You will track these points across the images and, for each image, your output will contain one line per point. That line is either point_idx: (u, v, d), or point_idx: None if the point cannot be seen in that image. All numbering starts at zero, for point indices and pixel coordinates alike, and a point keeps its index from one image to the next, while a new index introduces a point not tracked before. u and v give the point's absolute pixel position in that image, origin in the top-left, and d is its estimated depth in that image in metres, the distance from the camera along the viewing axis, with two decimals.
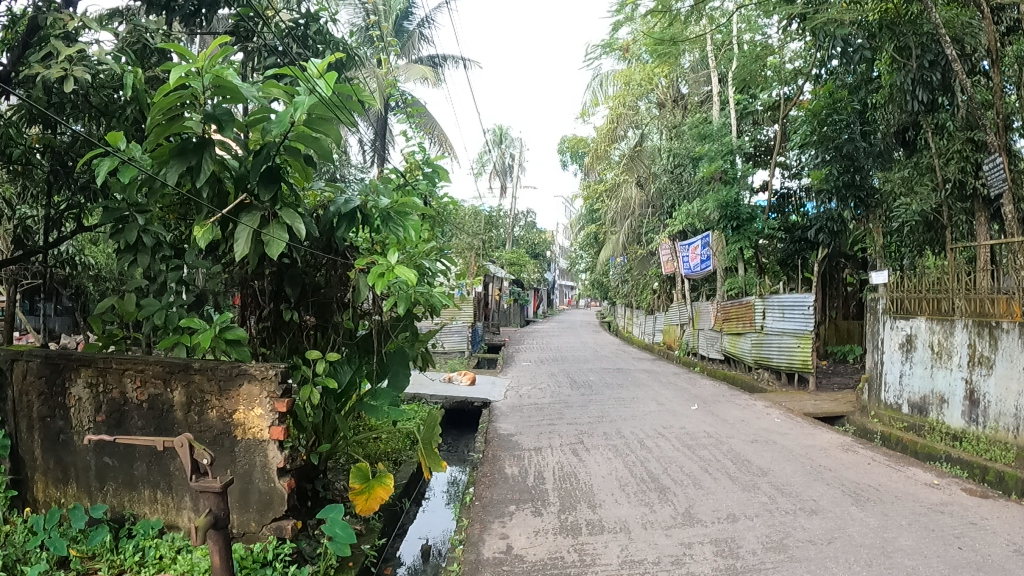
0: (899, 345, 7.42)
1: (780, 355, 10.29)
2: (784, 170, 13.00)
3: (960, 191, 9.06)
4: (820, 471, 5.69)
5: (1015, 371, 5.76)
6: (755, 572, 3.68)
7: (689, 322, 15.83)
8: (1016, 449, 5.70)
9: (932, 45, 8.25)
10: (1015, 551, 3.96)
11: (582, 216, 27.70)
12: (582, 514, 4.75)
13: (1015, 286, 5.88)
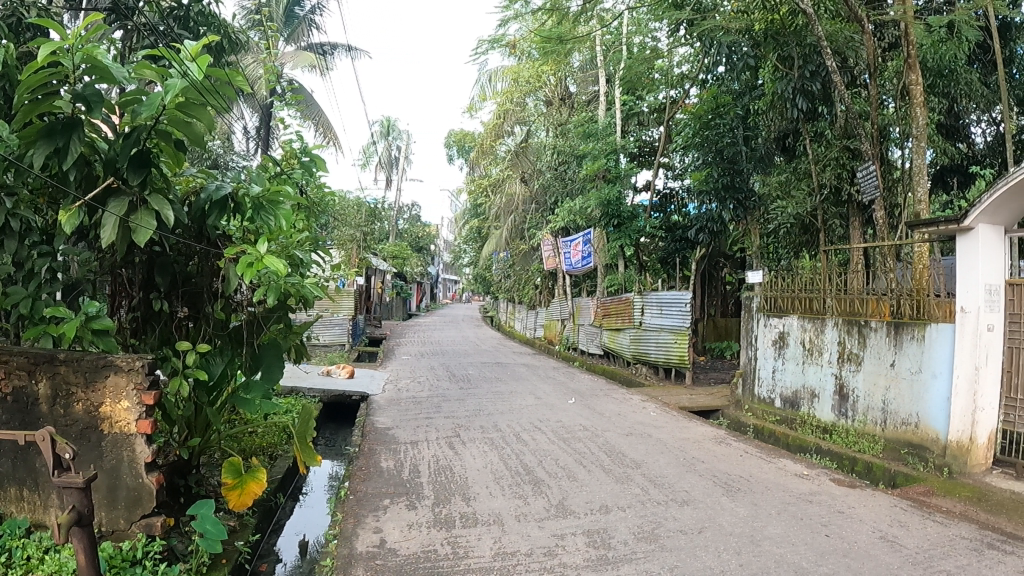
0: (772, 342, 7.71)
1: (657, 351, 10.57)
2: (667, 171, 13.32)
3: (835, 197, 9.58)
4: (693, 463, 5.86)
5: (883, 367, 6.07)
6: (625, 562, 3.77)
7: (570, 317, 16.05)
8: (883, 442, 6.01)
9: (814, 57, 8.50)
10: (880, 538, 4.15)
11: (467, 211, 27.73)
12: (455, 506, 4.78)
13: (886, 288, 6.15)
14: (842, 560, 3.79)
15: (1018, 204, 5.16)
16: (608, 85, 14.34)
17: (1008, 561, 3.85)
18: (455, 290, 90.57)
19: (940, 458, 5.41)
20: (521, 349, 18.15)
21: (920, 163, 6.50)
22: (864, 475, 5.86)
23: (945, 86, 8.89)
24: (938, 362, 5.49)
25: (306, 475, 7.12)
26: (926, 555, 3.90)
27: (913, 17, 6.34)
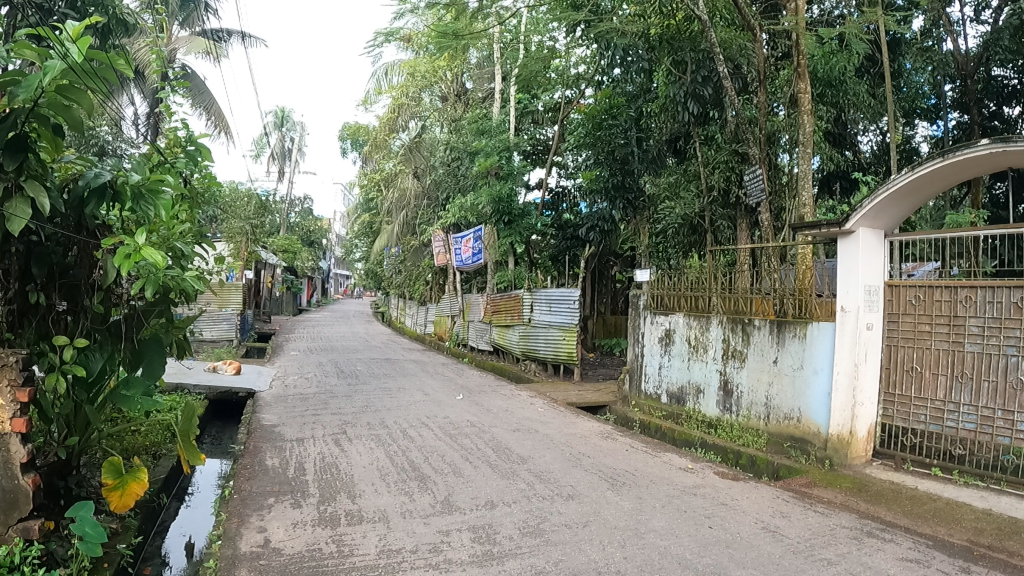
0: (658, 340, 7.89)
1: (546, 347, 10.69)
2: (561, 170, 13.57)
3: (724, 199, 9.53)
4: (579, 458, 5.95)
5: (766, 364, 6.29)
6: (510, 557, 3.77)
7: (460, 314, 16.07)
8: (766, 435, 6.22)
9: (707, 62, 8.62)
10: (762, 529, 4.24)
11: (358, 205, 27.35)
12: (341, 505, 4.71)
13: (770, 288, 6.36)
14: (725, 550, 3.82)
15: (896, 209, 5.41)
16: (503, 82, 14.35)
17: (886, 548, 3.99)
18: (347, 285, 89.43)
19: (822, 451, 5.63)
20: (412, 345, 18.06)
21: (805, 168, 6.75)
22: (748, 468, 6.06)
23: (833, 95, 9.24)
24: (819, 359, 5.73)
25: (191, 475, 6.91)
26: (807, 544, 3.99)
27: (806, 26, 6.60)
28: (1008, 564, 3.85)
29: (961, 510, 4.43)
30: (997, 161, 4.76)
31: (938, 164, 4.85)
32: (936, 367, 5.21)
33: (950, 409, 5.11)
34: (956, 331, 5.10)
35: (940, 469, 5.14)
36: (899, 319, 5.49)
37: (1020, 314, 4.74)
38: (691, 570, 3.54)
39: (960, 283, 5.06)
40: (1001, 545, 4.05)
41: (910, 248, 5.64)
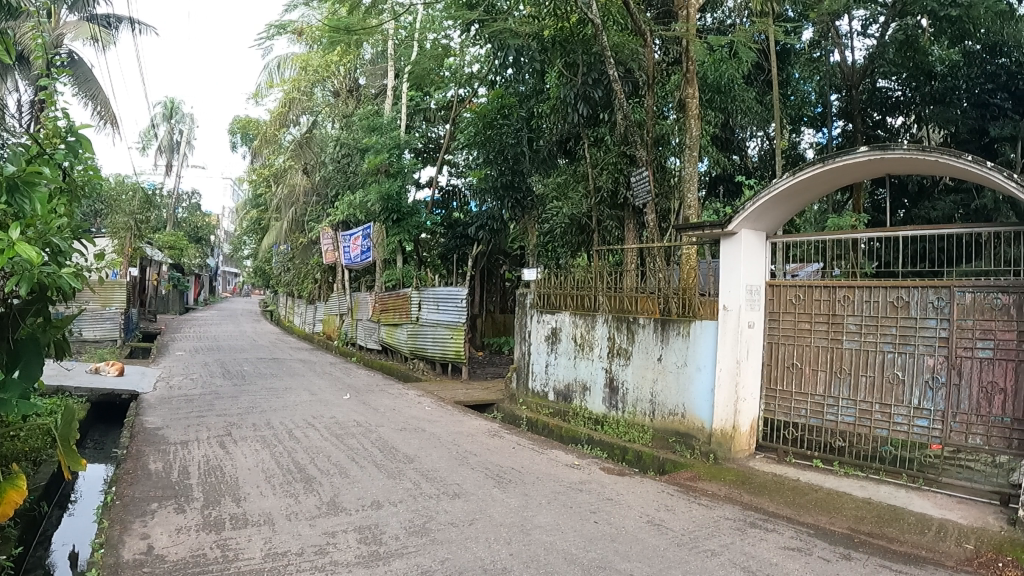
0: (545, 338, 7.97)
1: (433, 346, 10.67)
2: (451, 168, 13.69)
3: (612, 201, 9.73)
4: (465, 456, 5.96)
5: (650, 361, 6.43)
6: (397, 556, 3.73)
7: (348, 313, 15.87)
8: (652, 431, 6.35)
9: (597, 66, 8.82)
10: (648, 522, 4.31)
11: (247, 200, 26.67)
12: (225, 508, 4.59)
13: (655, 288, 6.48)
14: (610, 544, 3.86)
15: (776, 211, 5.57)
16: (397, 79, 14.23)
17: (768, 538, 4.11)
18: (236, 284, 87.17)
19: (706, 445, 5.79)
20: (300, 344, 17.74)
21: (691, 171, 6.94)
22: (634, 463, 6.18)
23: (722, 101, 9.48)
24: (702, 356, 5.89)
25: (74, 481, 6.62)
26: (691, 536, 4.08)
27: (695, 33, 6.74)
28: (884, 549, 4.04)
29: (841, 499, 4.61)
30: (872, 167, 4.93)
31: (817, 169, 4.98)
32: (816, 363, 5.43)
33: (829, 403, 5.33)
34: (834, 328, 5.32)
35: (822, 461, 5.37)
36: (780, 317, 5.71)
37: (896, 312, 4.99)
38: (577, 564, 3.56)
39: (839, 283, 5.30)
40: (881, 532, 4.25)
41: (792, 249, 5.85)
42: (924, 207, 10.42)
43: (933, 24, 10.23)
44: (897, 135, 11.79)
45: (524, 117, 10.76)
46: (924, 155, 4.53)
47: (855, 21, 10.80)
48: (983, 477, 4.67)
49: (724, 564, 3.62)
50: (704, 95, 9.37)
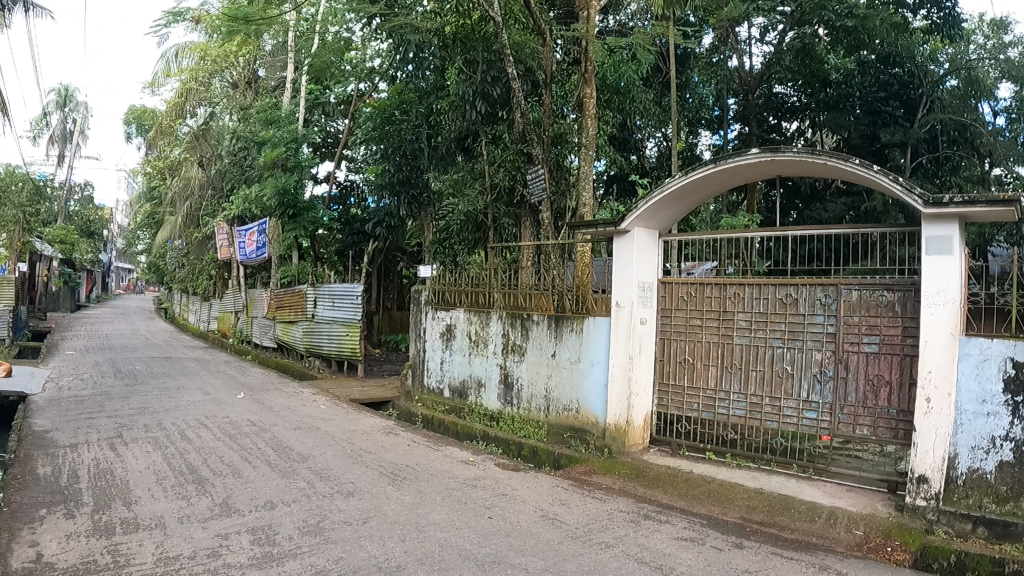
0: (439, 335, 7.92)
1: (329, 343, 10.55)
2: (349, 163, 14.05)
3: (508, 198, 9.34)
4: (360, 455, 5.91)
5: (544, 357, 6.48)
6: (292, 557, 3.67)
7: (243, 310, 15.53)
8: (547, 427, 6.41)
9: (497, 63, 8.58)
10: (542, 517, 4.36)
11: (141, 193, 25.73)
12: (116, 512, 4.43)
13: (549, 285, 6.53)
14: (505, 540, 3.88)
15: (668, 210, 5.69)
16: (296, 71, 14.01)
17: (662, 529, 4.21)
18: (131, 280, 84.25)
19: (601, 440, 5.87)
20: (195, 342, 17.27)
21: (587, 169, 7.04)
22: (529, 459, 6.21)
23: (621, 102, 9.57)
24: (596, 352, 5.98)
25: None
26: (586, 529, 4.14)
27: (595, 34, 6.82)
28: (776, 537, 4.18)
29: (733, 490, 4.75)
30: (760, 169, 5.08)
31: (708, 170, 5.09)
32: (707, 359, 5.58)
33: (721, 397, 5.48)
34: (725, 324, 5.48)
35: (714, 453, 5.53)
36: (672, 314, 5.85)
37: (785, 309, 5.16)
38: (473, 559, 3.57)
39: (730, 281, 5.45)
40: (772, 520, 4.38)
41: (685, 248, 6.00)
42: (816, 208, 10.83)
43: (830, 34, 10.66)
44: (792, 139, 12.17)
45: (423, 114, 10.65)
46: (812, 157, 4.68)
47: (754, 28, 11.07)
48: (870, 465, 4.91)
49: (618, 556, 3.69)
50: (603, 96, 9.38)
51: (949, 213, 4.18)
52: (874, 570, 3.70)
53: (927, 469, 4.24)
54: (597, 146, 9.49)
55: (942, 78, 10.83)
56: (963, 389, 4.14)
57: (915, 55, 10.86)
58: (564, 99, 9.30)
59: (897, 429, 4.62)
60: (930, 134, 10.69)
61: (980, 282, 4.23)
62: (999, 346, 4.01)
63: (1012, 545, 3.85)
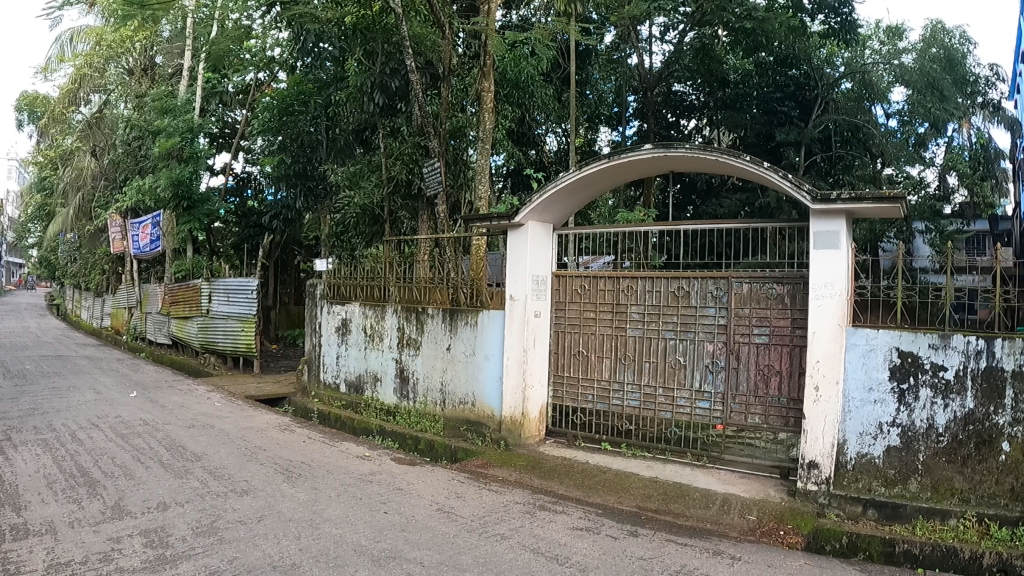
0: (335, 329, 7.71)
1: (224, 339, 10.35)
2: (246, 154, 13.84)
3: (405, 191, 8.83)
4: (255, 452, 5.79)
5: (440, 351, 6.41)
6: (186, 559, 3.57)
7: (137, 305, 15.06)
8: (443, 420, 6.33)
9: (397, 55, 8.72)
10: (438, 510, 4.35)
11: (32, 183, 24.68)
12: (1, 518, 4.23)
13: (445, 277, 6.46)
14: (400, 534, 3.86)
15: (562, 204, 5.72)
16: (192, 59, 13.73)
17: (557, 519, 4.24)
18: (23, 276, 80.80)
19: (497, 432, 5.88)
20: (87, 340, 16.68)
21: (484, 162, 7.06)
22: (426, 453, 6.15)
23: (519, 96, 9.56)
24: (490, 346, 5.98)
25: None
26: (481, 522, 4.14)
27: (495, 29, 6.83)
28: (670, 525, 4.25)
29: (629, 479, 4.81)
30: (653, 164, 5.15)
31: (603, 165, 5.12)
32: (602, 351, 5.66)
33: (615, 388, 5.56)
34: (619, 317, 5.56)
35: (610, 443, 5.63)
36: (566, 307, 5.90)
37: (677, 302, 5.27)
38: (367, 555, 3.53)
39: (623, 275, 5.54)
40: (667, 508, 4.46)
41: (582, 242, 5.98)
42: (712, 204, 11.16)
43: (729, 34, 10.80)
44: (689, 137, 12.46)
45: (321, 105, 10.38)
46: (705, 154, 4.76)
47: (655, 27, 11.26)
48: (762, 452, 5.06)
49: (513, 547, 3.71)
50: (502, 90, 9.37)
51: (837, 208, 4.32)
52: (766, 554, 3.80)
53: (818, 454, 4.37)
54: (495, 140, 9.30)
55: (838, 81, 11.29)
56: (850, 377, 4.29)
57: (812, 57, 11.37)
58: (465, 95, 9.01)
59: (787, 417, 4.77)
60: (825, 135, 11.22)
61: (866, 274, 4.41)
62: (884, 336, 4.19)
63: (901, 526, 4.02)
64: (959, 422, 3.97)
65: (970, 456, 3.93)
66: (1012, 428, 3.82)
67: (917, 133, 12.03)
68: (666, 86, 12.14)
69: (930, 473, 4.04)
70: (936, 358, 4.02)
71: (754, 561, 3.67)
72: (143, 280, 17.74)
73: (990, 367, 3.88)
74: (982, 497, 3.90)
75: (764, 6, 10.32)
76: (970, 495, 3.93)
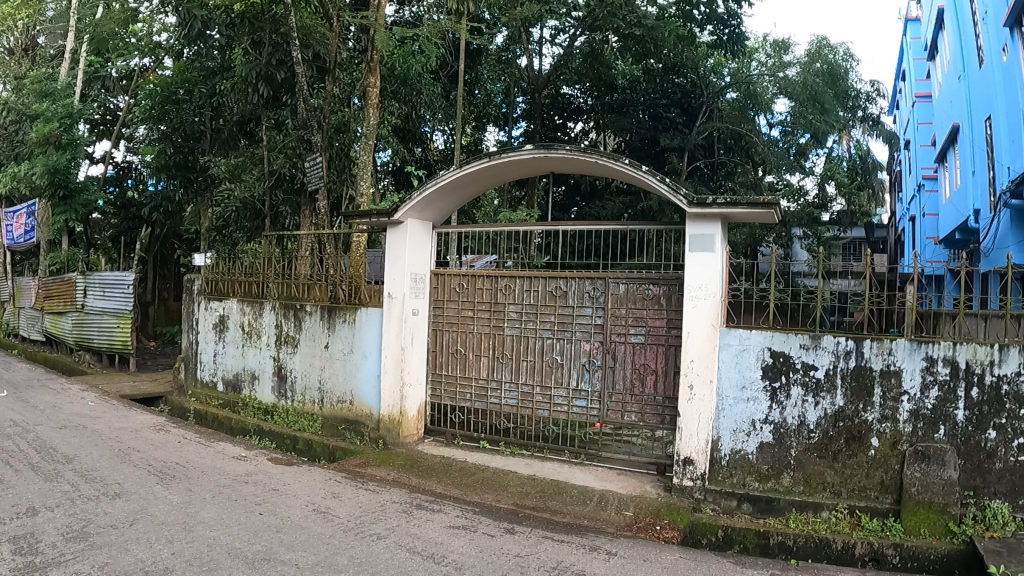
0: (212, 326, 7.48)
1: (100, 336, 10.01)
2: (127, 142, 13.44)
3: (289, 184, 8.81)
4: (128, 454, 5.60)
5: (318, 349, 6.29)
6: (54, 566, 3.40)
7: (10, 299, 14.37)
8: (321, 420, 6.22)
9: (283, 46, 8.51)
10: (313, 511, 4.29)
11: None
12: None
13: (323, 273, 6.34)
14: (275, 536, 3.78)
15: (443, 201, 5.67)
16: (74, 41, 13.18)
17: (434, 518, 4.23)
18: None
19: (375, 431, 5.81)
20: None
21: (367, 158, 7.01)
22: (303, 453, 6.08)
23: (407, 93, 9.32)
24: (368, 343, 5.90)
25: None
26: (358, 522, 4.10)
27: (383, 24, 6.78)
28: (548, 521, 4.28)
29: (508, 477, 4.84)
30: (532, 164, 5.18)
31: (483, 164, 5.11)
32: (479, 349, 5.67)
33: (492, 386, 5.59)
34: (497, 316, 5.58)
35: (488, 442, 5.66)
36: (444, 305, 5.88)
37: (554, 301, 5.32)
38: (242, 558, 3.45)
39: (502, 274, 5.55)
40: (545, 505, 4.49)
41: (464, 241, 5.95)
42: (595, 205, 11.30)
43: (619, 41, 10.86)
44: (577, 139, 12.39)
45: (206, 94, 10.08)
46: (583, 156, 4.82)
47: (546, 29, 11.07)
48: (639, 449, 5.16)
49: (390, 547, 3.68)
50: (389, 86, 9.10)
51: (712, 213, 4.42)
52: (642, 549, 3.87)
53: (693, 451, 4.46)
54: (379, 136, 9.11)
55: (723, 90, 11.82)
56: (724, 376, 4.40)
57: (698, 67, 11.78)
58: (352, 89, 8.84)
59: (663, 415, 4.88)
60: (708, 141, 11.73)
61: (737, 275, 4.53)
62: (757, 337, 4.33)
63: (775, 519, 4.19)
64: (829, 419, 4.15)
65: (841, 451, 4.12)
66: (880, 425, 4.05)
67: (799, 143, 12.82)
68: (554, 89, 11.96)
69: (802, 467, 4.20)
70: (807, 358, 4.19)
71: (630, 557, 3.74)
72: (16, 272, 16.94)
73: (859, 367, 4.08)
74: (853, 490, 4.10)
75: (654, 16, 10.49)
76: (841, 488, 4.12)
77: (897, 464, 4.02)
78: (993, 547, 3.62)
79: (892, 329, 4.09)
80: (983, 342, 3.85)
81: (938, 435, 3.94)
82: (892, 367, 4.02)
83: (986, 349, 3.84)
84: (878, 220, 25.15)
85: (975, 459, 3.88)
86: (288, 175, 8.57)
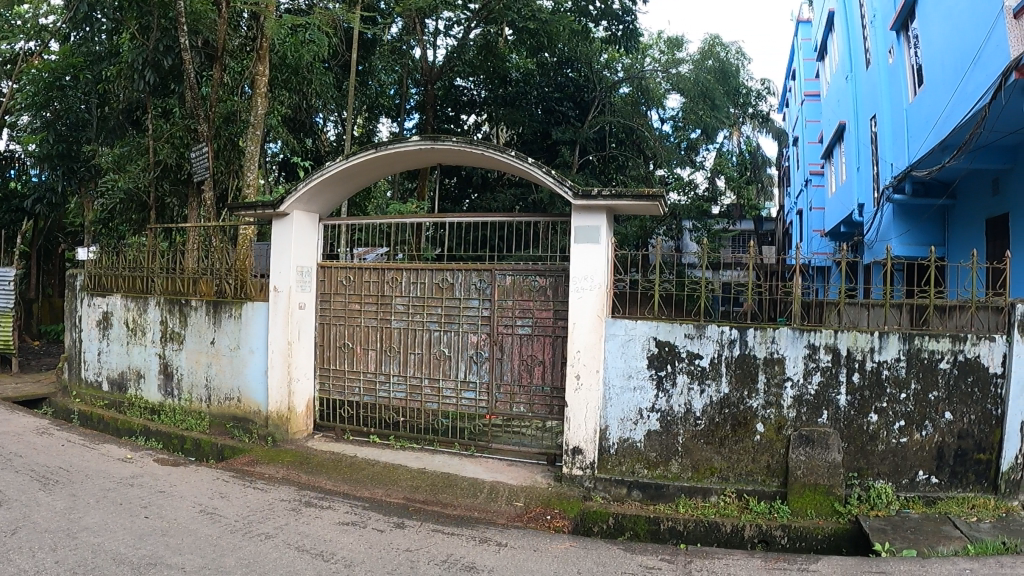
0: (96, 323, 7.24)
1: None
2: (11, 130, 12.84)
3: (174, 174, 8.67)
4: (8, 459, 5.39)
5: (204, 344, 6.18)
6: None
7: None
8: (209, 418, 6.12)
9: (172, 32, 8.17)
10: (201, 512, 4.21)
11: None
12: None
13: (209, 267, 6.22)
14: (161, 539, 3.71)
15: (331, 192, 5.62)
16: None
17: (323, 515, 4.21)
18: None
19: (263, 428, 5.74)
20: None
21: (254, 149, 6.93)
22: (192, 452, 5.95)
23: (296, 82, 9.02)
24: (255, 339, 5.82)
25: None
26: (245, 522, 4.05)
27: (274, 13, 6.68)
28: (438, 515, 4.29)
29: (399, 471, 4.84)
30: (419, 156, 5.19)
31: (369, 155, 5.08)
32: (367, 342, 5.64)
33: (381, 380, 5.58)
34: (384, 309, 5.57)
35: (378, 436, 5.65)
36: (330, 298, 5.82)
37: (441, 294, 5.34)
38: (126, 564, 3.37)
39: (389, 266, 5.54)
40: (436, 498, 4.51)
41: (355, 234, 5.89)
42: (487, 197, 11.37)
43: (514, 34, 10.89)
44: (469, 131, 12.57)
45: (92, 80, 9.72)
46: (470, 148, 4.86)
47: (441, 20, 11.03)
48: (529, 439, 5.24)
49: (278, 546, 3.65)
50: (280, 75, 8.84)
51: (597, 205, 4.50)
52: (532, 539, 3.93)
53: (581, 440, 4.52)
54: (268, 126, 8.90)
55: (617, 84, 12.04)
56: (610, 365, 4.49)
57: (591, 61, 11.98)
58: (241, 78, 8.70)
59: (551, 405, 4.96)
60: (600, 135, 11.87)
61: (619, 266, 4.62)
62: (642, 327, 4.43)
63: (664, 505, 4.30)
64: (714, 406, 4.29)
65: (727, 437, 4.27)
66: (765, 411, 4.21)
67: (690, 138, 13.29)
68: (448, 80, 12.18)
69: (690, 454, 4.33)
70: (691, 347, 4.31)
71: (520, 547, 3.79)
72: None
73: (742, 355, 4.22)
74: (740, 474, 4.26)
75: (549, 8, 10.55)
76: (728, 473, 4.28)
77: (782, 448, 4.19)
78: (878, 526, 3.83)
79: (779, 318, 4.24)
80: (863, 329, 4.06)
81: (822, 419, 4.13)
82: (775, 355, 4.17)
83: (866, 336, 4.05)
84: (766, 213, 26.00)
85: (859, 442, 4.11)
86: (175, 165, 8.49)
